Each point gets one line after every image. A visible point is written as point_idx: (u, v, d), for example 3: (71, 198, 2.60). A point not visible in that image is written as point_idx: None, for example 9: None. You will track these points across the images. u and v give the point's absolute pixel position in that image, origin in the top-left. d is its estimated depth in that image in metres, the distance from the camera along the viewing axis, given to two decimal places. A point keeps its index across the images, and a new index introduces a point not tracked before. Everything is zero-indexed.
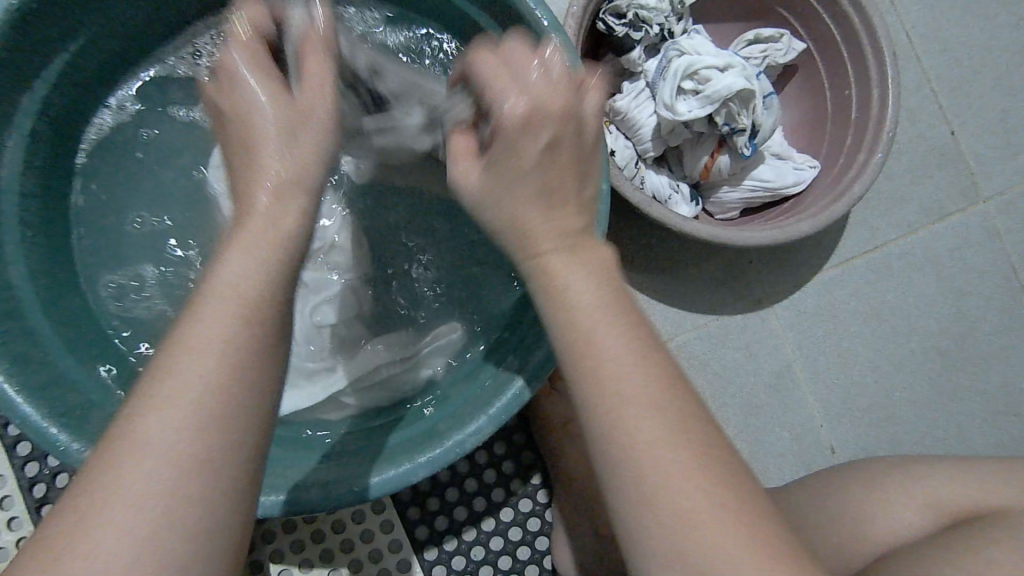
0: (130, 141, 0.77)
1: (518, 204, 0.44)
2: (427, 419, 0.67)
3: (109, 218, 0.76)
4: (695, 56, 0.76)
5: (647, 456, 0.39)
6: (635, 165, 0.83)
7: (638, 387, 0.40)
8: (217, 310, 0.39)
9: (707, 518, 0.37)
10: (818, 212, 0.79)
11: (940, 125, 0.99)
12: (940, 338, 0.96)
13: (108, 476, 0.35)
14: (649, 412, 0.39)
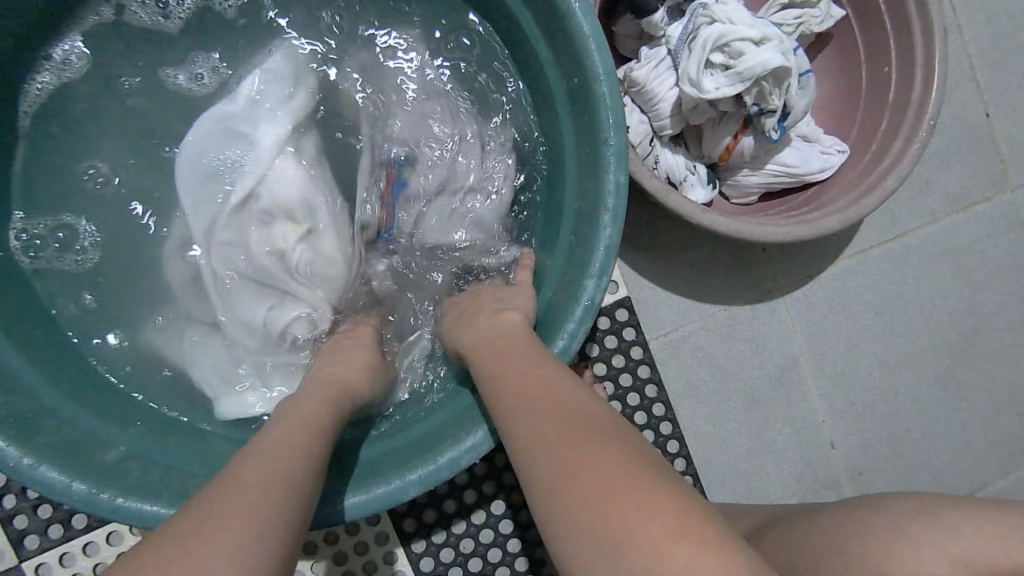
0: (81, 102, 0.68)
1: (469, 330, 0.57)
2: (411, 430, 0.62)
3: (58, 188, 0.68)
4: (728, 26, 0.68)
5: (553, 452, 0.40)
6: (649, 144, 0.75)
7: (549, 403, 0.44)
8: (288, 429, 0.47)
9: (604, 490, 0.36)
10: (847, 205, 0.72)
11: (976, 105, 0.91)
12: (952, 333, 0.93)
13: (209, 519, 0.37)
14: (553, 421, 0.42)
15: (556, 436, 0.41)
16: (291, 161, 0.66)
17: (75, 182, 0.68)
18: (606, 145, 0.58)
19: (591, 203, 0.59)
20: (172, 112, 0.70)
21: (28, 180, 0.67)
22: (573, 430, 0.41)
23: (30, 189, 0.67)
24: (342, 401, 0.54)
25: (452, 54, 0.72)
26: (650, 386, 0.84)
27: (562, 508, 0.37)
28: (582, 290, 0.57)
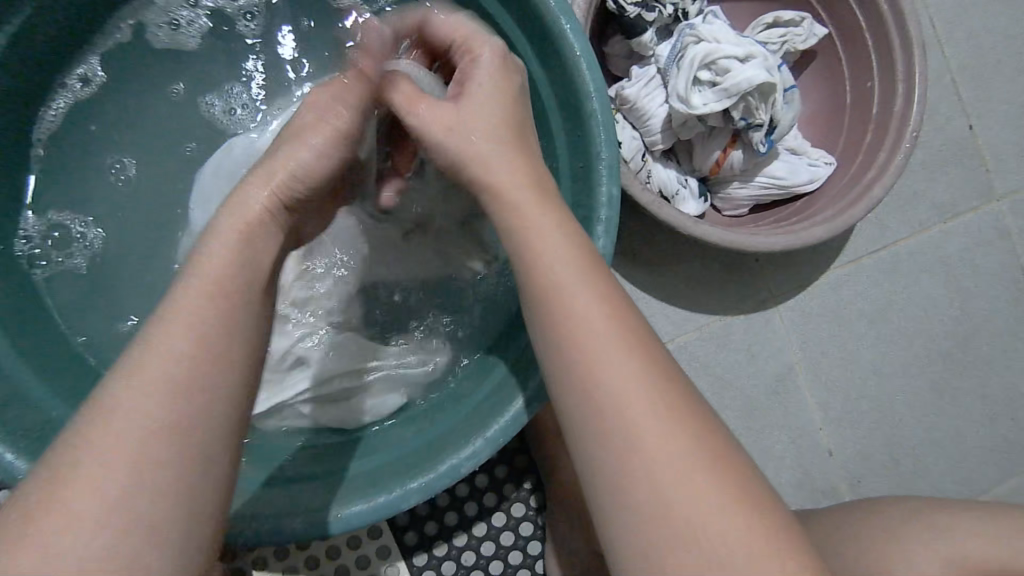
0: (98, 128, 0.73)
1: (477, 163, 0.48)
2: (412, 440, 0.63)
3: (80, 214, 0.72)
4: (714, 44, 0.71)
5: (644, 445, 0.40)
6: (642, 158, 0.78)
7: (624, 378, 0.41)
8: (177, 321, 0.41)
9: (704, 509, 0.39)
10: (835, 214, 0.74)
11: (960, 118, 0.94)
12: (945, 340, 0.94)
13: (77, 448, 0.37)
14: (638, 403, 0.41)
15: (640, 417, 0.41)
16: None
17: (98, 174, 0.73)
18: (598, 159, 0.60)
19: (586, 214, 0.61)
20: (194, 134, 0.75)
21: (44, 181, 0.70)
22: (659, 423, 0.40)
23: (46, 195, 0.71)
24: (251, 246, 0.46)
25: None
26: None
27: (637, 503, 0.40)
28: None
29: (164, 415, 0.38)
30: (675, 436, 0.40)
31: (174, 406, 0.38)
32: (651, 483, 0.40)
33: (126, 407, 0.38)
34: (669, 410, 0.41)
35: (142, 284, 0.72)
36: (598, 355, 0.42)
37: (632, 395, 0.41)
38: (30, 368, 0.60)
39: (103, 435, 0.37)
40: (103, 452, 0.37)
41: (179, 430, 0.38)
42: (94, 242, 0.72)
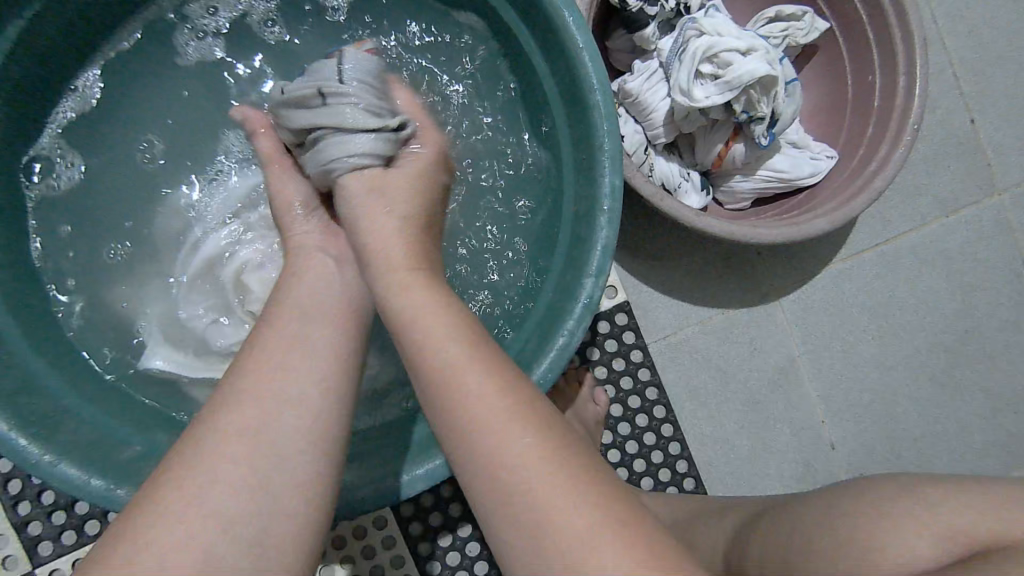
0: (94, 122, 0.71)
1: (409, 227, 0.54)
2: (421, 427, 0.64)
3: (79, 216, 0.71)
4: (716, 38, 0.71)
5: (500, 447, 0.40)
6: (644, 151, 0.78)
7: (482, 388, 0.42)
8: (297, 357, 0.45)
9: (565, 513, 0.38)
10: (836, 207, 0.75)
11: (961, 111, 0.94)
12: (946, 334, 0.94)
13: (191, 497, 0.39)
14: (493, 410, 0.41)
15: (493, 420, 0.41)
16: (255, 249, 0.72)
17: (127, 161, 0.72)
18: (601, 152, 0.60)
19: (588, 206, 0.62)
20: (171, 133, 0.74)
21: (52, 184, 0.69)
22: (511, 426, 0.41)
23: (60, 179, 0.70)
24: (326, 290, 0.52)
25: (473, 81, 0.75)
26: (650, 389, 0.86)
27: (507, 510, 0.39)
28: (581, 288, 0.60)
29: (262, 444, 0.41)
30: (523, 439, 0.40)
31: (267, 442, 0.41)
32: (506, 489, 0.39)
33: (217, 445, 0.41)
34: (510, 415, 0.41)
35: (112, 267, 0.71)
36: (454, 376, 0.43)
37: (474, 408, 0.41)
38: (36, 358, 0.60)
39: (193, 473, 0.40)
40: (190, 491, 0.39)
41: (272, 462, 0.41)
42: (77, 231, 0.70)
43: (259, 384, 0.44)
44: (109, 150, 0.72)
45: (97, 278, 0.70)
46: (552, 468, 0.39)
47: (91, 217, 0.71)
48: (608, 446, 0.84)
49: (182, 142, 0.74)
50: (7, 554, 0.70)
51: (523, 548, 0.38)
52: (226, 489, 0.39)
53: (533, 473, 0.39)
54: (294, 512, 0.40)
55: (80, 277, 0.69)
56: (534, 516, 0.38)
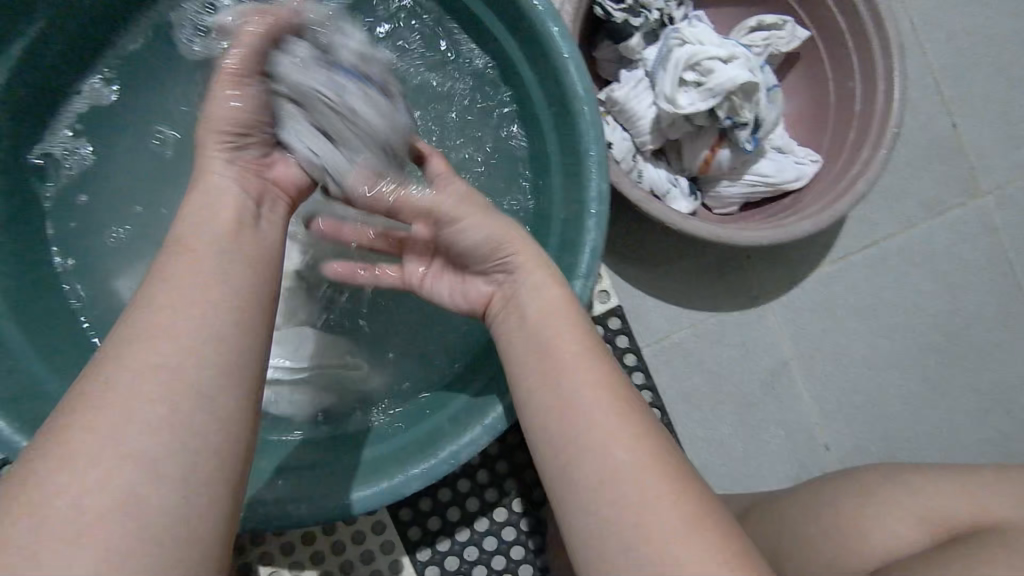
0: (96, 129, 0.73)
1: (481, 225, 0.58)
2: (414, 431, 0.65)
3: (80, 221, 0.72)
4: (698, 46, 0.73)
5: (603, 427, 0.43)
6: (633, 158, 0.80)
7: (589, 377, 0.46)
8: (203, 310, 0.42)
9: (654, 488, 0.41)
10: (821, 209, 0.77)
11: (943, 115, 0.96)
12: (936, 334, 0.95)
13: (77, 457, 0.35)
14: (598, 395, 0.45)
15: (598, 404, 0.44)
16: None
17: (130, 158, 0.74)
18: (587, 157, 0.62)
19: (576, 210, 0.63)
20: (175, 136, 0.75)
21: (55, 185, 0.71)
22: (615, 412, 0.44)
23: (70, 180, 0.72)
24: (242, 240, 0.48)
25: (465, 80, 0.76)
26: (644, 392, 0.87)
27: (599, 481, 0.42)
28: (570, 290, 0.61)
29: (167, 402, 0.38)
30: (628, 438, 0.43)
31: (173, 395, 0.39)
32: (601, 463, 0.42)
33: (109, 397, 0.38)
34: (625, 416, 0.44)
35: (109, 265, 0.72)
36: (554, 347, 0.48)
37: (589, 404, 0.45)
38: (40, 362, 0.61)
39: (117, 422, 0.37)
40: (85, 448, 0.36)
41: (175, 416, 0.38)
42: (76, 234, 0.72)
43: (155, 331, 0.41)
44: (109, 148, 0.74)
45: (95, 279, 0.72)
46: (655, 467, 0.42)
47: (87, 216, 0.73)
48: None
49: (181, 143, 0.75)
50: None
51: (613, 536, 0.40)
52: (163, 442, 0.37)
53: (635, 469, 0.41)
54: (201, 471, 0.38)
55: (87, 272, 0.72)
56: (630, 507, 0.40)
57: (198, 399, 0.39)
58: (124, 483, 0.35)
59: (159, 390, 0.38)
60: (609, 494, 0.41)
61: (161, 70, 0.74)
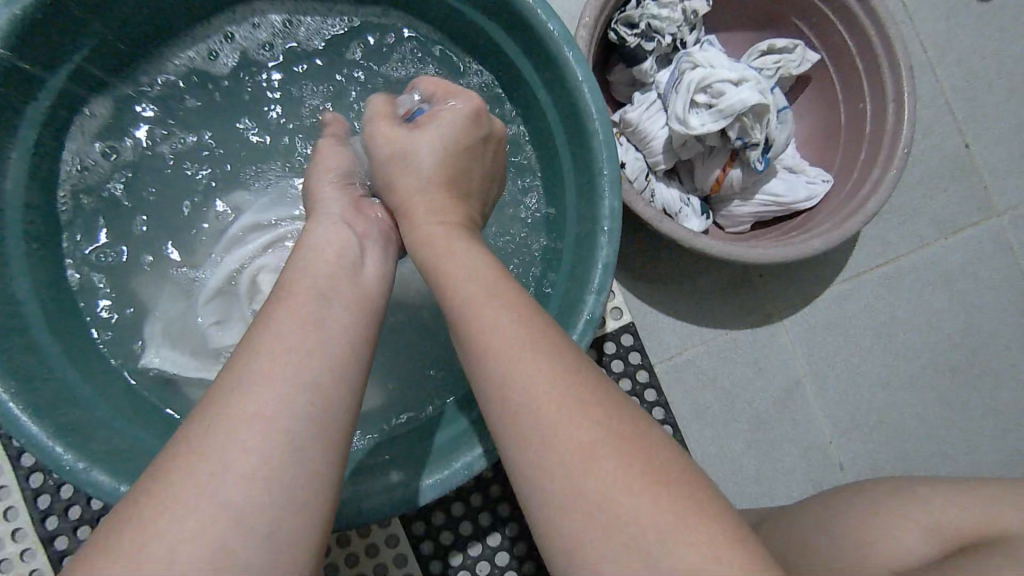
0: (128, 149, 0.75)
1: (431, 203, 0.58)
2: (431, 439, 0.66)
3: (113, 235, 0.75)
4: (709, 70, 0.75)
5: (542, 401, 0.42)
6: (645, 178, 0.82)
7: (522, 348, 0.45)
8: (278, 340, 0.45)
9: (601, 460, 0.40)
10: (831, 228, 0.78)
11: (955, 136, 0.97)
12: (952, 354, 0.95)
13: (179, 484, 0.39)
14: (536, 365, 0.44)
15: (533, 377, 0.43)
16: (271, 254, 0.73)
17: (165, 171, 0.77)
18: (600, 176, 0.64)
19: (590, 227, 0.65)
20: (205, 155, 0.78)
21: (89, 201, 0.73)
22: (553, 384, 0.43)
23: (100, 201, 0.74)
24: (316, 276, 0.52)
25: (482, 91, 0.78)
26: (657, 408, 0.88)
27: (542, 462, 0.41)
28: (584, 305, 0.62)
29: (258, 452, 0.40)
30: (596, 430, 0.41)
31: (264, 446, 0.40)
32: (545, 439, 0.41)
33: (210, 446, 0.40)
34: (589, 406, 0.42)
35: (138, 277, 0.74)
36: (483, 314, 0.47)
37: (544, 407, 0.42)
38: (74, 371, 0.64)
39: (211, 452, 0.40)
40: (183, 484, 0.39)
41: (264, 468, 0.40)
42: (107, 247, 0.74)
43: (254, 386, 0.43)
44: (138, 162, 0.76)
45: (125, 290, 0.74)
46: (629, 453, 0.40)
47: (117, 230, 0.75)
48: None
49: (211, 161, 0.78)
50: (34, 566, 0.73)
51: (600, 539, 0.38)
52: (247, 466, 0.39)
53: (611, 463, 0.40)
54: (285, 526, 0.39)
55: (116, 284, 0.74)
56: (608, 506, 0.39)
57: (285, 452, 0.41)
58: (217, 535, 0.37)
59: (253, 439, 0.40)
60: (585, 493, 0.39)
61: (192, 92, 0.77)
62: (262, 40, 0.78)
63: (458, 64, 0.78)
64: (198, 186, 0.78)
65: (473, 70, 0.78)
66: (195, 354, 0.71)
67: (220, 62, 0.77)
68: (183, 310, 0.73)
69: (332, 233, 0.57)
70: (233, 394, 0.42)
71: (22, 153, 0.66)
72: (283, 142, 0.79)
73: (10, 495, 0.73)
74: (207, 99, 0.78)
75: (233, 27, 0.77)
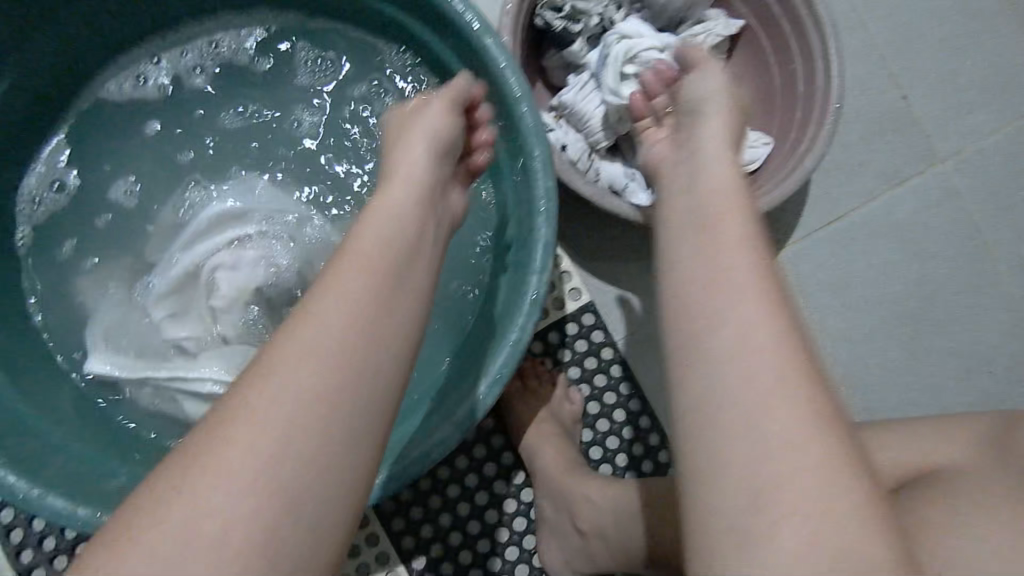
0: (59, 183, 0.75)
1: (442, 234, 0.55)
2: (406, 424, 0.67)
3: (55, 266, 0.75)
4: (635, 40, 0.77)
5: (741, 376, 0.43)
6: (588, 157, 0.83)
7: (738, 320, 0.45)
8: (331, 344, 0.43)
9: (788, 455, 0.40)
10: (774, 187, 0.79)
11: (892, 88, 0.99)
12: (910, 301, 0.97)
13: (202, 468, 0.39)
14: (733, 335, 0.44)
15: (744, 350, 0.44)
16: (227, 255, 0.73)
17: (97, 199, 0.76)
18: (531, 157, 0.65)
19: (528, 208, 0.66)
20: (133, 181, 0.77)
21: (38, 235, 0.74)
22: (768, 360, 0.43)
23: (45, 233, 0.74)
24: (379, 261, 0.47)
25: (418, 81, 0.77)
26: (625, 384, 0.88)
27: (728, 428, 0.42)
28: (528, 285, 0.63)
29: (292, 455, 0.39)
30: (806, 425, 0.41)
31: (301, 452, 0.40)
32: (748, 416, 0.42)
33: (278, 402, 0.41)
34: (789, 388, 0.42)
35: (67, 307, 0.74)
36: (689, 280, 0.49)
37: (760, 385, 0.42)
38: (21, 403, 0.63)
39: (235, 442, 0.39)
40: (209, 472, 0.39)
41: (317, 448, 0.40)
42: (43, 280, 0.74)
43: (299, 391, 0.41)
44: (63, 193, 0.75)
45: (60, 324, 0.74)
46: (805, 390, 0.42)
47: (61, 268, 0.75)
48: (588, 442, 0.87)
49: (152, 180, 0.77)
50: None
51: (728, 447, 0.42)
52: (266, 478, 0.39)
53: (796, 396, 0.42)
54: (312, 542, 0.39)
55: (57, 315, 0.74)
56: (759, 448, 0.41)
57: (341, 444, 0.41)
58: (267, 505, 0.38)
59: (292, 449, 0.39)
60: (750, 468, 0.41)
61: (125, 116, 0.77)
62: (192, 63, 0.78)
63: (389, 59, 0.78)
64: (144, 213, 0.77)
65: (399, 61, 0.77)
66: (139, 352, 0.73)
67: (150, 83, 0.77)
68: (127, 308, 0.75)
69: (403, 192, 0.54)
70: (299, 365, 0.42)
71: None
72: (221, 162, 0.79)
73: None
74: (147, 126, 0.78)
75: (163, 55, 0.78)
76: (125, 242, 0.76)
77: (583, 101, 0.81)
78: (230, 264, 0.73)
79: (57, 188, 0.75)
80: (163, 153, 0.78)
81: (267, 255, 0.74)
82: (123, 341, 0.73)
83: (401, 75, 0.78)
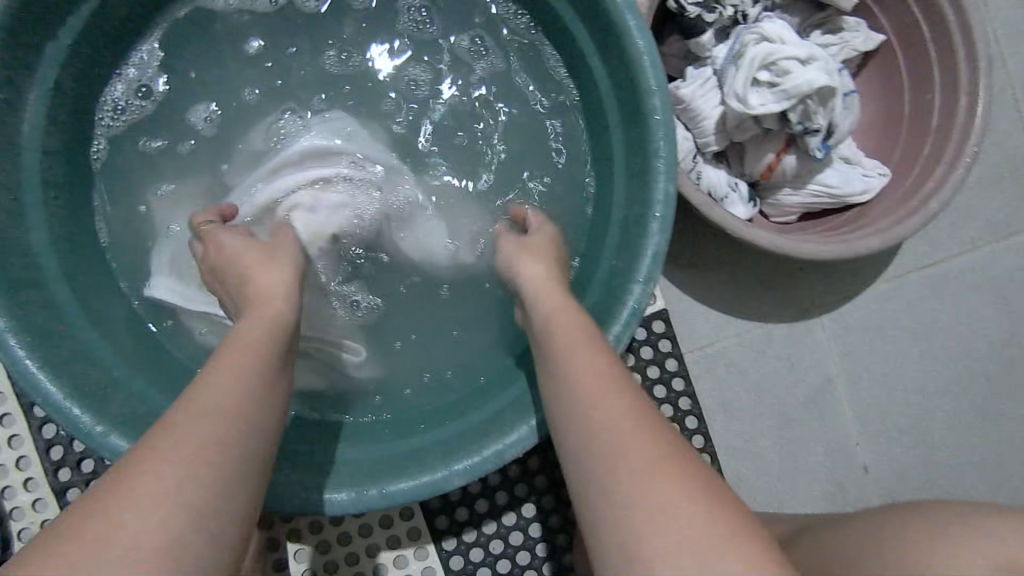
0: (142, 92, 0.70)
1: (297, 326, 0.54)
2: (475, 411, 0.64)
3: (123, 183, 0.70)
4: (776, 45, 0.70)
5: (600, 410, 0.44)
6: (693, 158, 0.78)
7: (587, 366, 0.48)
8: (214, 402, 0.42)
9: (641, 471, 0.40)
10: (888, 226, 0.74)
11: (1019, 135, 0.92)
12: (991, 362, 0.92)
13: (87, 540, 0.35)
14: (585, 369, 0.47)
15: (590, 383, 0.46)
16: (307, 195, 0.68)
17: (180, 119, 0.71)
18: (654, 156, 0.60)
19: (640, 210, 0.61)
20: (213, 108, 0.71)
21: (112, 147, 0.69)
22: (612, 387, 0.46)
23: (119, 152, 0.70)
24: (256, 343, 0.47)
25: (535, 49, 0.73)
26: (684, 399, 0.85)
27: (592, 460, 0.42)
28: (629, 294, 0.60)
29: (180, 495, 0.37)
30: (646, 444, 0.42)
31: (195, 494, 0.37)
32: (601, 448, 0.42)
33: (164, 458, 0.38)
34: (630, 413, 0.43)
35: (127, 226, 0.69)
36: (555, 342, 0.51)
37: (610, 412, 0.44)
38: (91, 330, 0.61)
39: (128, 499, 0.36)
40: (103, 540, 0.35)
41: (209, 489, 0.38)
42: (109, 198, 0.69)
43: (189, 438, 0.39)
44: (145, 106, 0.70)
45: (120, 245, 0.69)
46: (637, 420, 0.43)
47: (128, 188, 0.70)
48: None
49: (235, 109, 0.72)
50: (46, 517, 0.71)
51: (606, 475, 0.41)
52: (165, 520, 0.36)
53: (620, 425, 0.43)
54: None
55: (120, 236, 0.69)
56: (620, 468, 0.41)
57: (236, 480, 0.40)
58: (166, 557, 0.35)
59: (188, 492, 0.37)
60: (618, 492, 0.40)
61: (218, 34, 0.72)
62: None
63: (508, 21, 0.73)
64: (222, 147, 0.72)
65: (520, 24, 0.72)
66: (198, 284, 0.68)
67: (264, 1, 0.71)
68: (189, 237, 0.69)
69: (278, 288, 0.54)
70: (186, 428, 0.40)
71: (38, 92, 0.62)
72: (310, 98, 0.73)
73: (23, 444, 0.72)
74: (250, 47, 0.72)
75: None
76: (200, 169, 0.71)
77: (700, 95, 0.75)
78: (307, 207, 0.68)
79: (141, 99, 0.70)
80: (249, 82, 0.72)
81: (347, 202, 0.70)
82: (181, 266, 0.68)
83: (520, 40, 0.73)
